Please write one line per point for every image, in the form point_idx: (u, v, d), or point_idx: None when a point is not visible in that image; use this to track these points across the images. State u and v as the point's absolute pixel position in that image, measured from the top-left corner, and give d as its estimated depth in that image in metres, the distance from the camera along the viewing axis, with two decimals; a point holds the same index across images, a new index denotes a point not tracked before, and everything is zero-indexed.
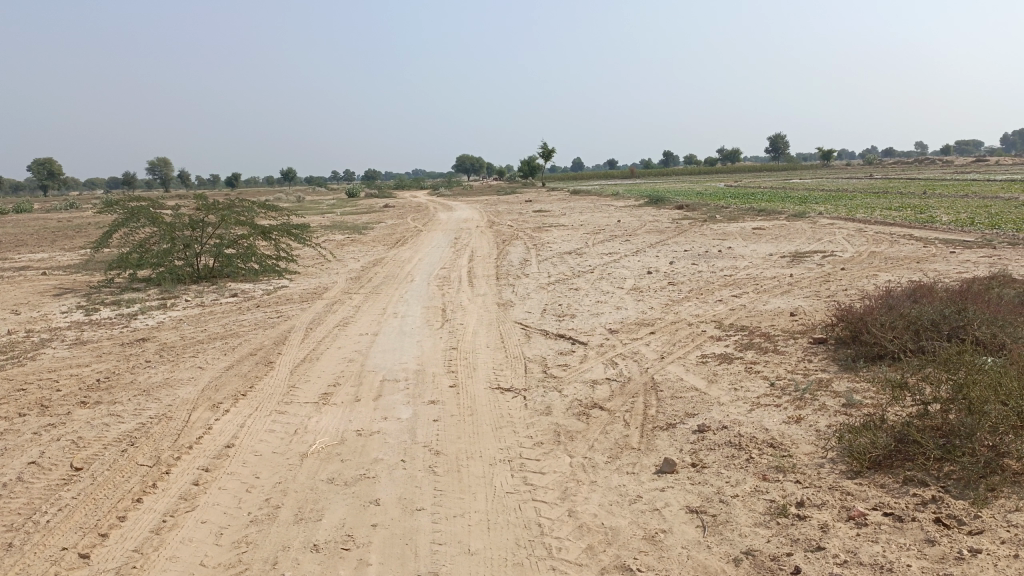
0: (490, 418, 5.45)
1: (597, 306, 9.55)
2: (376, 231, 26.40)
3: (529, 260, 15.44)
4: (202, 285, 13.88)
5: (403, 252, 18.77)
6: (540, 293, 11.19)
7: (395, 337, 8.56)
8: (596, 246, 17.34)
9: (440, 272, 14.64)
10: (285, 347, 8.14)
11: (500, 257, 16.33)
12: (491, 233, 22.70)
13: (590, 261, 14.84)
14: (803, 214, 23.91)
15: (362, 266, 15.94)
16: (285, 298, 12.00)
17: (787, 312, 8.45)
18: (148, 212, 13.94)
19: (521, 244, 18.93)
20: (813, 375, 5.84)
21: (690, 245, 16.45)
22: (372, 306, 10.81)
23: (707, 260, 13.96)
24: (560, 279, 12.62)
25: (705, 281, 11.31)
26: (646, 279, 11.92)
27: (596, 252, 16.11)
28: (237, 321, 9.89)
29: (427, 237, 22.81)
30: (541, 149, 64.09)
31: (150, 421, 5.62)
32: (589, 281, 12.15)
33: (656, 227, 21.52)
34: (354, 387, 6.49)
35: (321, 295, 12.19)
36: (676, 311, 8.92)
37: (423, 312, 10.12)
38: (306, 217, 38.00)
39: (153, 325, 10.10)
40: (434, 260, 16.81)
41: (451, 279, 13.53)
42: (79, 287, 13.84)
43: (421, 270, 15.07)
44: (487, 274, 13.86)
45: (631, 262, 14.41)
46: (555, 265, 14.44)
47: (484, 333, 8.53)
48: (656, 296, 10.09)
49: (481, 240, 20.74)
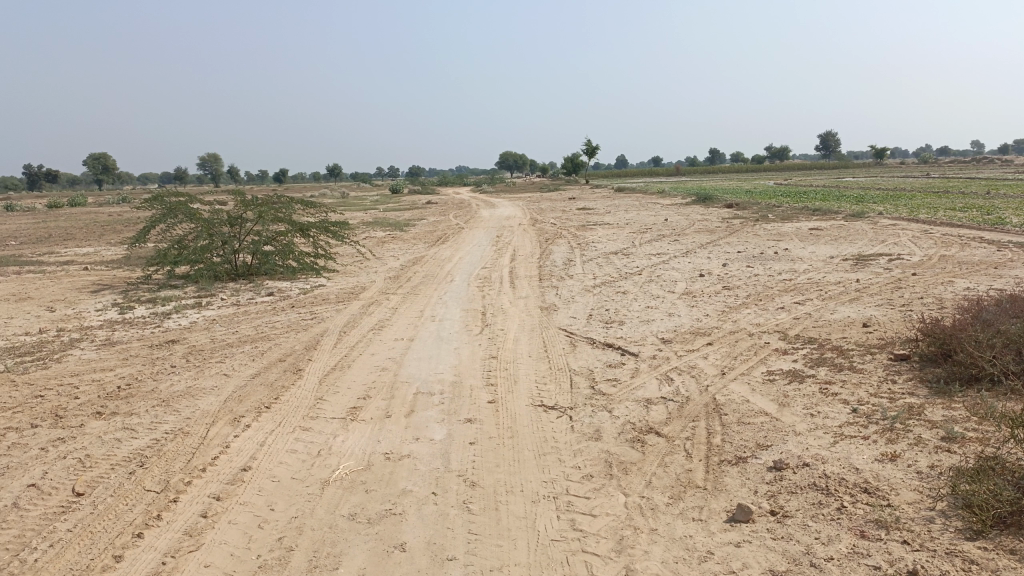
0: (532, 442, 4.88)
1: (648, 312, 8.92)
2: (418, 228, 26.03)
3: (574, 260, 14.84)
4: (239, 283, 13.60)
5: (444, 250, 18.32)
6: (586, 296, 10.59)
7: (431, 343, 8.05)
8: (644, 246, 16.64)
9: (481, 272, 14.13)
10: (316, 352, 7.70)
11: (543, 256, 15.75)
12: (534, 231, 22.11)
13: (637, 262, 14.18)
14: (862, 214, 22.81)
15: (401, 264, 15.51)
16: (321, 298, 11.61)
17: (859, 322, 7.71)
18: (186, 208, 13.68)
19: (566, 243, 18.31)
20: (899, 399, 5.16)
21: (744, 245, 15.65)
22: (409, 308, 10.34)
23: (763, 263, 13.20)
24: (607, 281, 12.00)
25: (764, 285, 10.59)
26: (699, 282, 11.24)
27: (643, 253, 15.44)
28: (269, 323, 9.50)
29: (469, 235, 22.35)
30: (586, 145, 63.26)
31: (164, 437, 5.20)
32: (638, 284, 11.51)
33: (706, 226, 20.71)
34: (385, 400, 5.99)
35: (358, 295, 11.78)
36: (735, 319, 8.24)
37: (462, 315, 9.60)
38: (349, 213, 37.97)
39: (185, 325, 9.77)
40: (475, 258, 16.30)
41: (492, 279, 13.01)
42: (117, 284, 13.68)
43: (461, 269, 14.57)
44: (530, 274, 13.30)
45: (681, 263, 13.71)
46: (601, 266, 13.80)
47: (527, 340, 7.98)
48: (712, 301, 9.42)
49: (524, 238, 20.18)
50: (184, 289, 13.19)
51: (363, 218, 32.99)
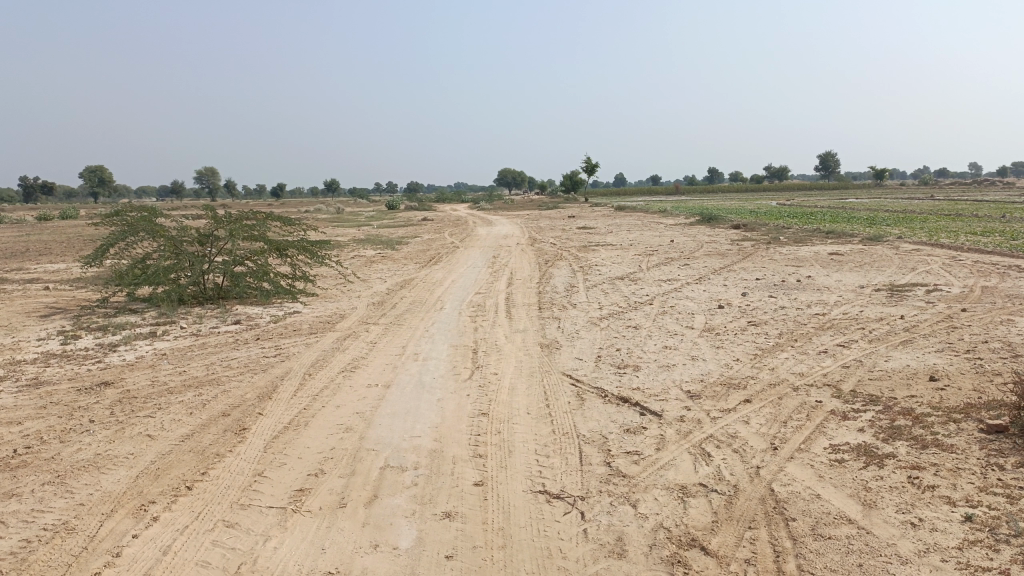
0: (532, 558, 3.56)
1: (667, 355, 7.63)
2: (411, 247, 24.77)
3: (577, 286, 13.54)
4: (206, 308, 12.31)
5: (436, 272, 17.04)
6: (593, 331, 9.31)
7: (410, 391, 6.73)
8: (652, 271, 15.41)
9: (475, 298, 12.85)
10: (269, 404, 6.38)
11: (543, 281, 14.49)
12: (532, 252, 20.84)
13: (646, 290, 12.91)
14: (880, 238, 21.62)
15: (387, 289, 14.20)
16: (293, 328, 10.30)
17: (924, 376, 6.42)
18: (150, 223, 12.39)
19: (567, 266, 17.03)
20: (1021, 497, 3.87)
21: (761, 272, 14.42)
22: (390, 343, 9.02)
23: (787, 293, 11.92)
24: (615, 312, 10.72)
25: (795, 321, 9.32)
26: (720, 316, 9.96)
27: (652, 279, 14.16)
28: (225, 360, 8.18)
29: (464, 255, 21.11)
30: (585, 162, 62.10)
31: (38, 535, 3.88)
32: (650, 316, 10.22)
33: (716, 249, 19.44)
34: (343, 478, 4.67)
35: (335, 325, 10.47)
36: (771, 367, 6.96)
37: (450, 354, 8.27)
38: (342, 229, 36.83)
39: (129, 362, 8.45)
40: (469, 283, 15.00)
41: (487, 308, 11.71)
42: (71, 307, 12.35)
43: (453, 295, 13.29)
44: (528, 303, 12.00)
45: (696, 292, 12.44)
46: (607, 294, 12.51)
47: (525, 391, 6.68)
48: (740, 342, 8.13)
49: (522, 260, 18.93)
50: (144, 314, 11.86)
51: (354, 235, 31.71)
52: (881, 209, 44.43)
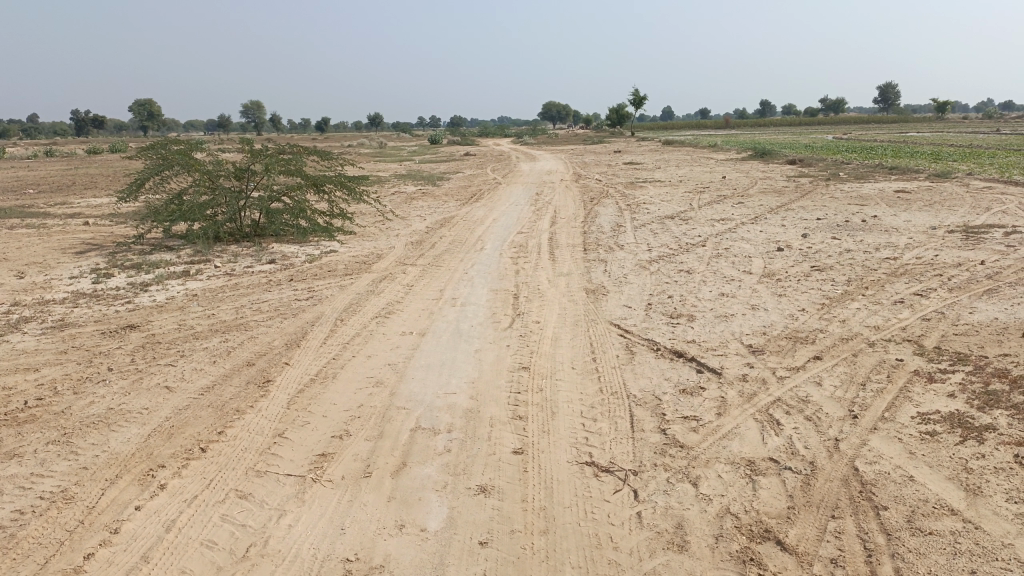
0: (576, 548, 3.12)
1: (724, 303, 7.02)
2: (453, 183, 24.17)
3: (625, 226, 12.86)
4: (242, 246, 12.01)
5: (478, 210, 16.48)
6: (642, 275, 8.71)
7: (445, 341, 6.28)
8: (704, 209, 14.60)
9: (517, 238, 12.30)
10: (296, 352, 6.01)
11: (588, 220, 13.85)
12: (577, 189, 20.08)
13: (699, 230, 12.18)
14: (949, 174, 20.28)
15: (427, 227, 13.71)
16: (328, 269, 9.91)
17: (1018, 331, 5.72)
18: (183, 157, 12.02)
19: (614, 204, 16.29)
20: None
21: (822, 210, 13.53)
22: (427, 286, 8.56)
23: (853, 235, 11.08)
24: (666, 254, 10.08)
25: (865, 266, 8.58)
26: (780, 259, 9.25)
27: (705, 218, 13.38)
28: (255, 303, 7.83)
29: (507, 192, 20.47)
30: (632, 94, 60.02)
31: (36, 505, 3.59)
32: (703, 259, 9.55)
33: (771, 187, 18.43)
34: (369, 441, 4.27)
35: (372, 265, 10.06)
36: (841, 320, 6.32)
37: (489, 300, 7.78)
38: (383, 165, 36.29)
39: (159, 303, 8.17)
40: (511, 221, 14.41)
41: (529, 249, 11.15)
42: (107, 244, 12.18)
43: (495, 234, 12.76)
44: (573, 244, 11.40)
45: (752, 233, 11.68)
46: (657, 235, 11.82)
47: (569, 342, 6.17)
48: (805, 290, 7.46)
49: (567, 197, 18.23)
50: (179, 252, 11.61)
51: (396, 171, 31.19)
52: (948, 143, 42.05)
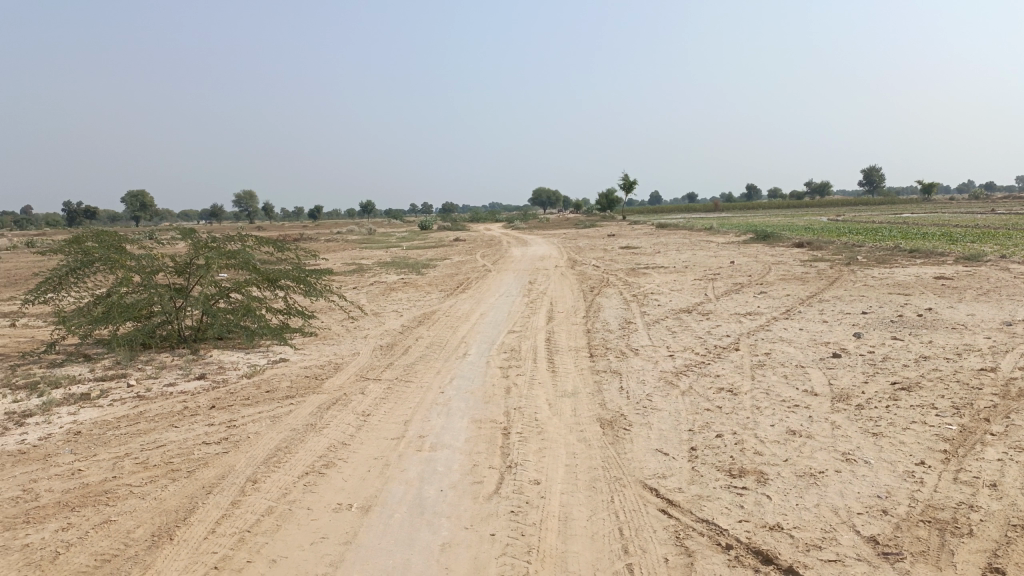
0: None
1: (800, 452, 4.95)
2: (438, 272, 22.26)
3: (635, 324, 10.88)
4: (175, 354, 9.94)
5: (462, 303, 14.53)
6: (671, 396, 6.65)
7: (397, 524, 4.16)
8: (723, 300, 12.68)
9: (508, 339, 10.27)
10: (163, 554, 3.87)
11: (590, 316, 11.88)
12: (574, 277, 18.20)
13: (725, 328, 10.21)
14: (978, 256, 18.61)
15: (402, 326, 11.69)
16: (267, 387, 7.80)
17: None
18: (110, 249, 10.08)
19: (617, 295, 14.37)
20: None
21: (862, 302, 11.64)
22: (388, 417, 6.46)
23: (915, 335, 9.12)
24: (694, 364, 8.05)
25: (962, 384, 6.55)
26: (843, 372, 7.23)
27: (727, 312, 11.43)
28: (147, 449, 5.71)
29: (496, 281, 18.65)
30: (624, 176, 59.27)
31: None
32: (745, 371, 7.52)
33: (789, 273, 16.59)
34: None
35: (324, 381, 7.98)
36: (990, 486, 4.25)
37: (468, 440, 5.67)
38: (367, 252, 34.58)
39: (20, 447, 6.00)
40: (501, 317, 12.41)
41: (522, 356, 9.10)
42: (12, 353, 10.04)
43: (481, 334, 10.75)
44: (576, 349, 9.37)
45: (790, 332, 9.72)
46: (676, 335, 9.82)
47: (586, 526, 4.06)
48: (903, 425, 5.41)
49: (563, 286, 16.36)
50: (96, 363, 9.49)
51: (379, 258, 29.44)
52: (952, 225, 40.72)
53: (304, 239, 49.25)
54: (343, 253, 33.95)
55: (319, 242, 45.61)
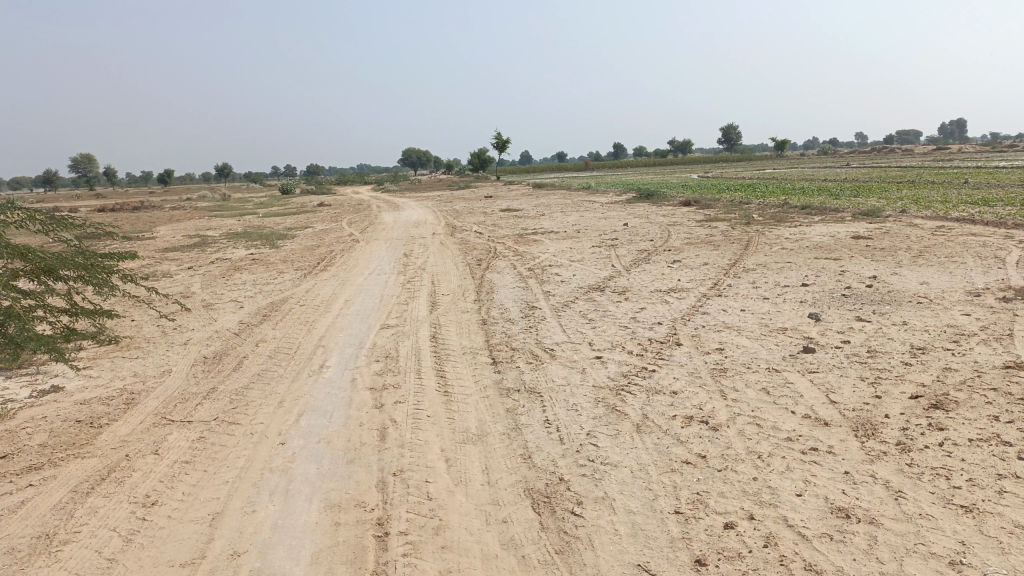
0: None
1: (881, 566, 2.97)
2: (298, 244, 19.30)
3: (541, 311, 8.73)
4: None
5: (322, 285, 11.91)
6: (625, 438, 4.53)
7: None
8: (636, 272, 10.81)
9: (382, 338, 7.88)
10: None
11: (482, 300, 9.67)
12: (456, 247, 15.88)
13: (652, 313, 8.25)
14: (875, 211, 17.89)
15: (240, 324, 8.99)
16: (6, 450, 5.05)
17: None
18: None
19: (510, 269, 12.21)
20: None
21: (794, 271, 10.09)
22: (187, 512, 3.99)
23: (881, 314, 7.52)
24: (634, 372, 5.99)
25: (1006, 394, 4.85)
26: (838, 383, 5.37)
27: (645, 290, 9.49)
28: None
29: (366, 254, 16.05)
30: (498, 136, 57.41)
31: None
32: (707, 384, 5.52)
33: (693, 237, 14.96)
34: None
35: (101, 434, 5.32)
36: None
37: (314, 564, 3.32)
38: (218, 221, 30.66)
39: None
40: (372, 305, 9.94)
41: (400, 367, 6.71)
42: None
43: (345, 332, 8.28)
44: (471, 352, 7.10)
45: (732, 314, 7.90)
46: (594, 326, 7.75)
47: None
48: (996, 486, 3.55)
49: (445, 259, 14.03)
50: None
51: (230, 229, 25.86)
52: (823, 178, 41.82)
53: (147, 210, 43.93)
54: (190, 224, 29.95)
55: (166, 212, 40.67)
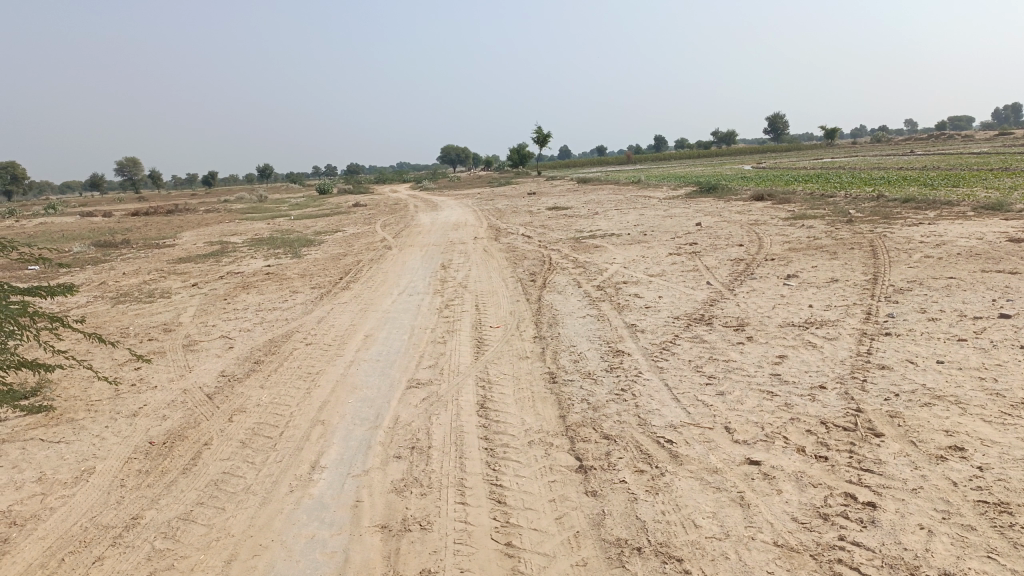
0: None
1: None
2: (323, 252, 16.98)
3: (632, 358, 6.20)
4: None
5: (340, 311, 9.52)
6: None
7: None
8: (745, 294, 8.19)
9: (408, 410, 5.41)
10: None
11: (546, 338, 7.16)
12: (503, 256, 13.39)
13: (799, 365, 5.65)
14: (1003, 203, 14.94)
15: (221, 378, 6.61)
16: None
17: None
18: None
19: (574, 287, 9.66)
20: None
21: (971, 293, 7.39)
22: None
23: None
24: (839, 509, 3.44)
25: None
26: None
27: (770, 322, 6.88)
28: None
29: (398, 264, 13.67)
30: (541, 130, 55.02)
31: None
32: (998, 554, 2.97)
33: (794, 240, 12.24)
34: None
35: None
36: None
37: None
38: (245, 226, 28.62)
39: None
40: (398, 344, 7.50)
41: (433, 475, 4.25)
42: None
43: (357, 395, 5.85)
44: (542, 443, 4.61)
45: (929, 372, 5.27)
46: (720, 390, 5.20)
47: None
48: None
49: (492, 272, 11.55)
50: None
51: (254, 235, 23.73)
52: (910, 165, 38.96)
53: (179, 213, 42.34)
54: (216, 229, 28.01)
55: (198, 215, 38.97)
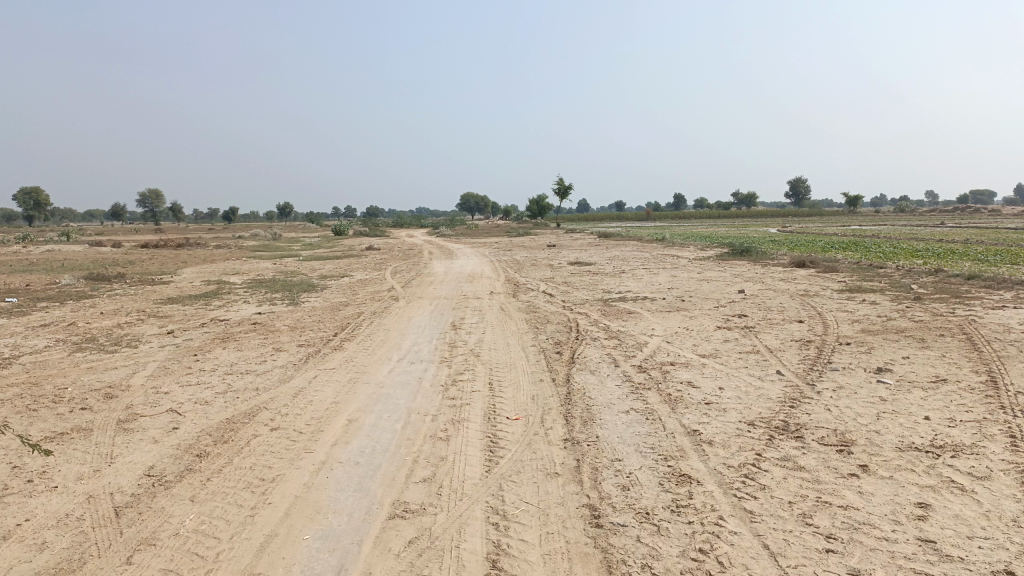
0: None
1: None
2: (323, 300, 15.36)
3: (706, 491, 4.45)
4: None
5: (323, 380, 7.81)
6: None
7: None
8: (833, 393, 6.44)
9: (383, 563, 3.67)
10: None
11: (580, 444, 5.41)
12: (523, 317, 11.72)
13: (958, 526, 3.88)
14: None
15: (144, 481, 4.90)
16: None
17: None
18: None
19: (610, 366, 7.93)
20: None
21: None
22: None
23: None
24: None
25: None
26: None
27: (883, 443, 5.12)
28: None
29: (402, 321, 12.01)
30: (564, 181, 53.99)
31: None
32: None
33: (863, 319, 10.48)
34: None
35: None
36: None
37: None
38: (251, 264, 27.18)
39: None
40: (387, 437, 5.76)
41: None
42: None
43: (317, 528, 4.11)
44: None
45: None
46: (852, 568, 3.46)
47: None
48: None
49: (510, 338, 9.86)
50: None
51: (256, 276, 22.20)
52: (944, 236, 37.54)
53: (188, 247, 41.10)
54: (219, 268, 26.52)
55: (207, 252, 37.69)
